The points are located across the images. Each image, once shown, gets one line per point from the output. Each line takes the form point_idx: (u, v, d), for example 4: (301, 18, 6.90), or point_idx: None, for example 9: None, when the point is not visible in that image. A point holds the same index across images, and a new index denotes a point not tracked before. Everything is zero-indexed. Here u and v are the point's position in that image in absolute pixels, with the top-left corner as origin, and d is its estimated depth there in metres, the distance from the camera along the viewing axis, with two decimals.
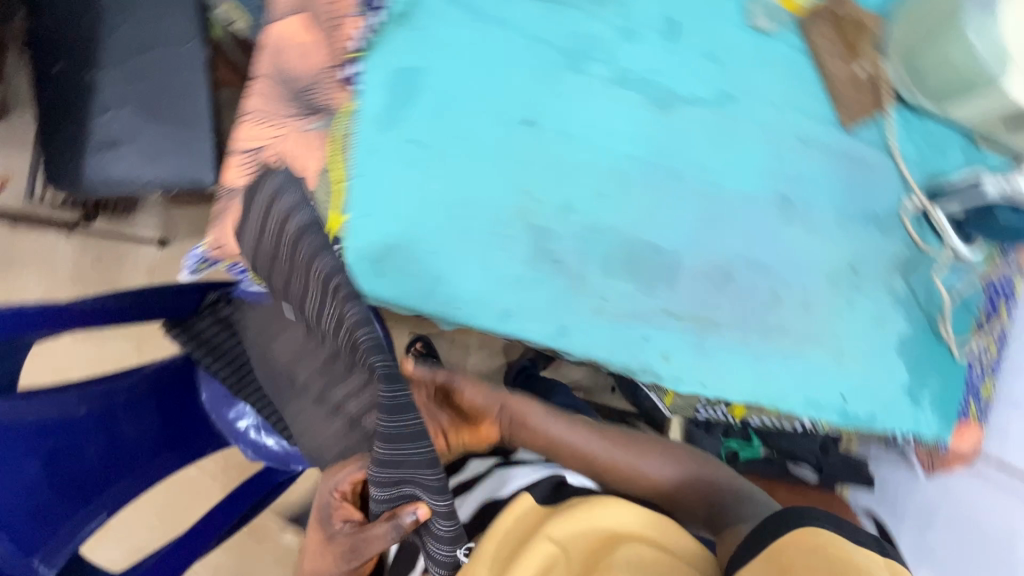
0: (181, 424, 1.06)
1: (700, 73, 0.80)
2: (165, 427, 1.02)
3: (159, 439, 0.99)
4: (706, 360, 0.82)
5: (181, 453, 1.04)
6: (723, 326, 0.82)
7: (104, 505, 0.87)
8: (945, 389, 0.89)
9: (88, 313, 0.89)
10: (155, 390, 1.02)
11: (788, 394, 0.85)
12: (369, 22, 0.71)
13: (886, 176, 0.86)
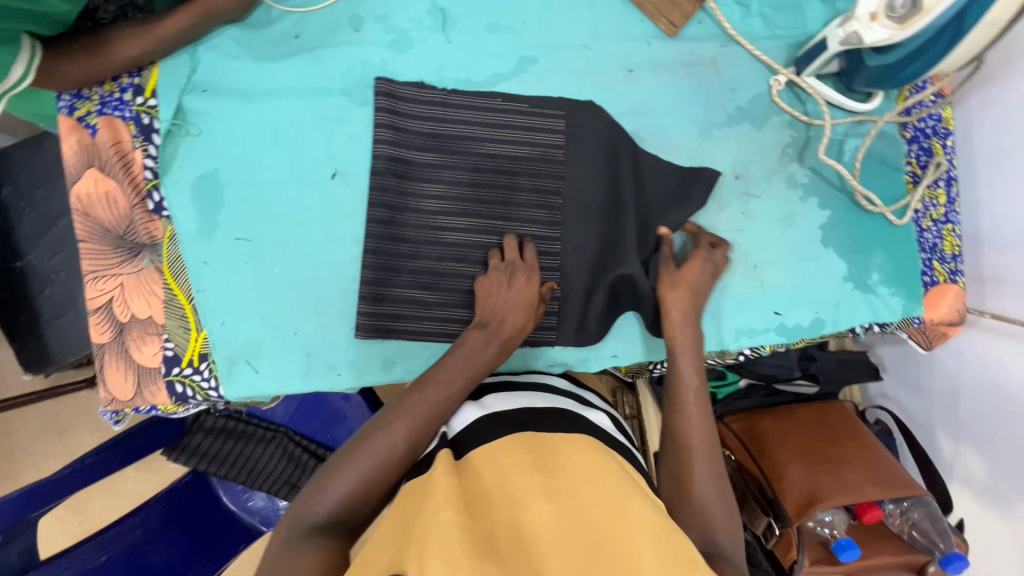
0: (213, 527, 1.05)
1: (490, 47, 0.75)
2: (199, 534, 1.02)
3: (196, 547, 1.01)
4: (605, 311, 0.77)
5: (222, 553, 1.04)
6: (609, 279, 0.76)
7: None
8: (886, 260, 0.79)
9: (84, 471, 0.92)
10: (183, 508, 1.04)
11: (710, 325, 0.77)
12: (152, 147, 0.72)
13: (739, 65, 0.77)
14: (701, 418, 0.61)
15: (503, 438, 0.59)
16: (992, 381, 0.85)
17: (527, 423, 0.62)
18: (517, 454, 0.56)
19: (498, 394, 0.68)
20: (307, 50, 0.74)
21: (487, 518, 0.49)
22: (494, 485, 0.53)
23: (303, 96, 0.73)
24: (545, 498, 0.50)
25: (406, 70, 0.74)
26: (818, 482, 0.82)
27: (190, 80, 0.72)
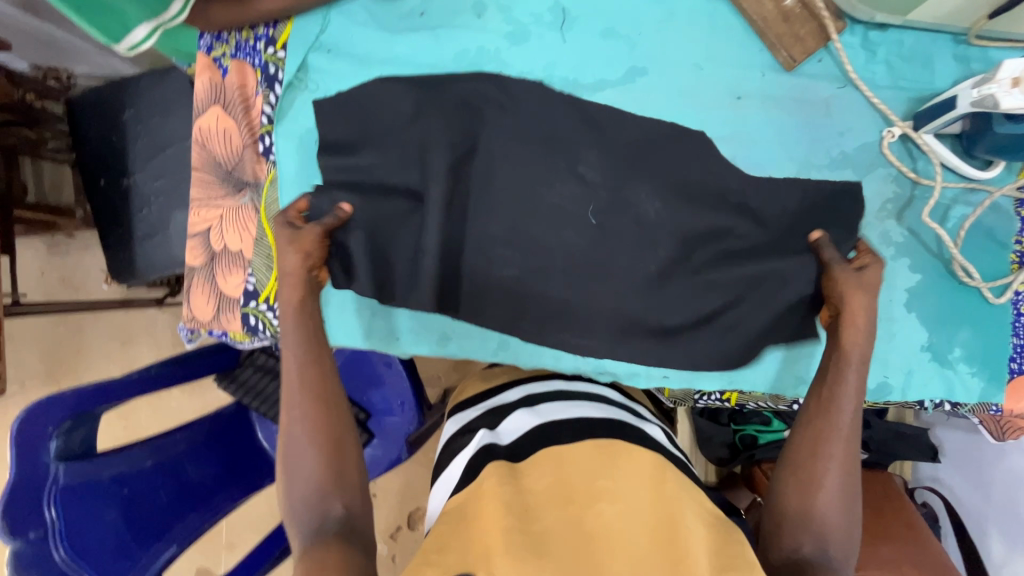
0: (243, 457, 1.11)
1: (604, 53, 0.76)
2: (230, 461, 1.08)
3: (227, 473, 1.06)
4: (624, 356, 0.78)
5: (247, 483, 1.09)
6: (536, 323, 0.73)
7: (184, 532, 0.96)
8: (973, 336, 0.75)
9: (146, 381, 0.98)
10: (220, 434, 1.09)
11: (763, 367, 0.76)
12: (273, 95, 0.78)
13: (853, 110, 0.75)
14: (846, 438, 0.57)
15: (563, 445, 0.60)
16: None
17: (588, 429, 0.62)
18: (582, 457, 0.58)
19: (555, 404, 0.68)
20: (430, 29, 0.77)
21: (548, 515, 0.53)
22: (556, 483, 0.56)
23: (417, 70, 0.77)
24: (604, 502, 0.54)
25: (517, 61, 0.77)
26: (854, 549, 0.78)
27: (319, 39, 0.77)
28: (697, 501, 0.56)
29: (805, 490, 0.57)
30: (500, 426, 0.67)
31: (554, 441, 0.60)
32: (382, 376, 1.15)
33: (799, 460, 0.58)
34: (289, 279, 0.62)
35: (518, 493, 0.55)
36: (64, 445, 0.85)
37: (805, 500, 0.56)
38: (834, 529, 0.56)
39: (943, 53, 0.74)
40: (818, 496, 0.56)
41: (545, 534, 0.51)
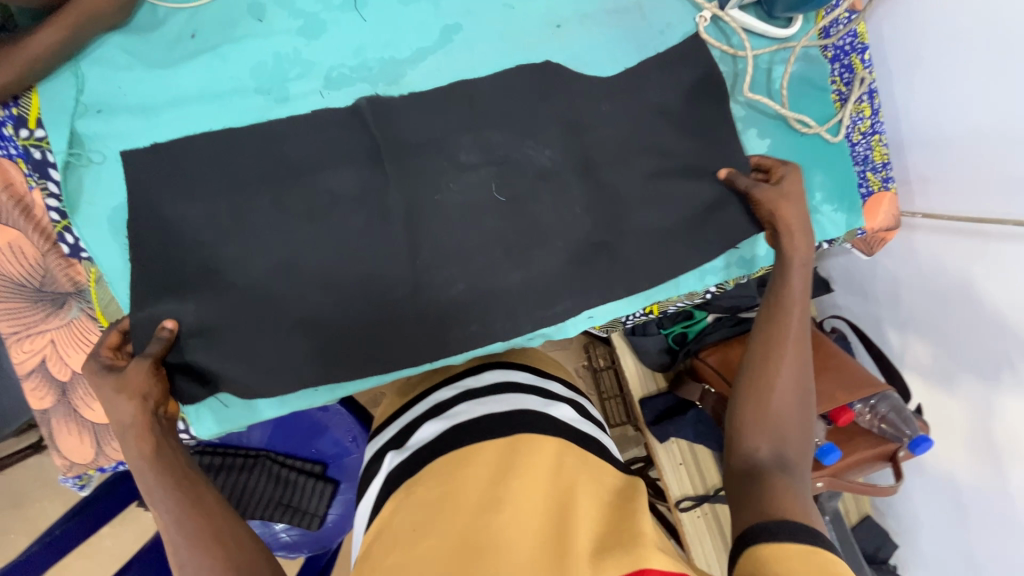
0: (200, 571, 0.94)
1: (411, 20, 0.71)
2: None
3: None
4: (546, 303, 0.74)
5: None
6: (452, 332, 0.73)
7: None
8: (826, 178, 0.83)
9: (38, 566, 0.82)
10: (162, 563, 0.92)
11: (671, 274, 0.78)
12: (53, 184, 0.64)
13: (665, 6, 0.76)
14: (796, 338, 0.68)
15: (467, 447, 0.60)
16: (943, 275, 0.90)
17: (493, 428, 0.62)
18: (483, 465, 0.58)
19: (460, 404, 0.67)
20: (208, 49, 0.67)
21: (432, 533, 0.52)
22: (443, 497, 0.56)
23: (215, 101, 0.67)
24: (496, 509, 0.53)
25: (324, 57, 0.69)
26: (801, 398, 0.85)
27: (79, 102, 0.64)
28: (596, 483, 0.60)
29: (763, 382, 0.66)
30: (410, 439, 0.66)
31: (457, 446, 0.61)
32: (319, 424, 1.06)
33: (760, 352, 0.68)
34: (131, 431, 0.57)
35: (406, 519, 0.55)
36: None
37: (762, 391, 0.66)
38: (785, 424, 0.65)
39: None
40: (775, 395, 0.65)
41: (429, 554, 0.50)
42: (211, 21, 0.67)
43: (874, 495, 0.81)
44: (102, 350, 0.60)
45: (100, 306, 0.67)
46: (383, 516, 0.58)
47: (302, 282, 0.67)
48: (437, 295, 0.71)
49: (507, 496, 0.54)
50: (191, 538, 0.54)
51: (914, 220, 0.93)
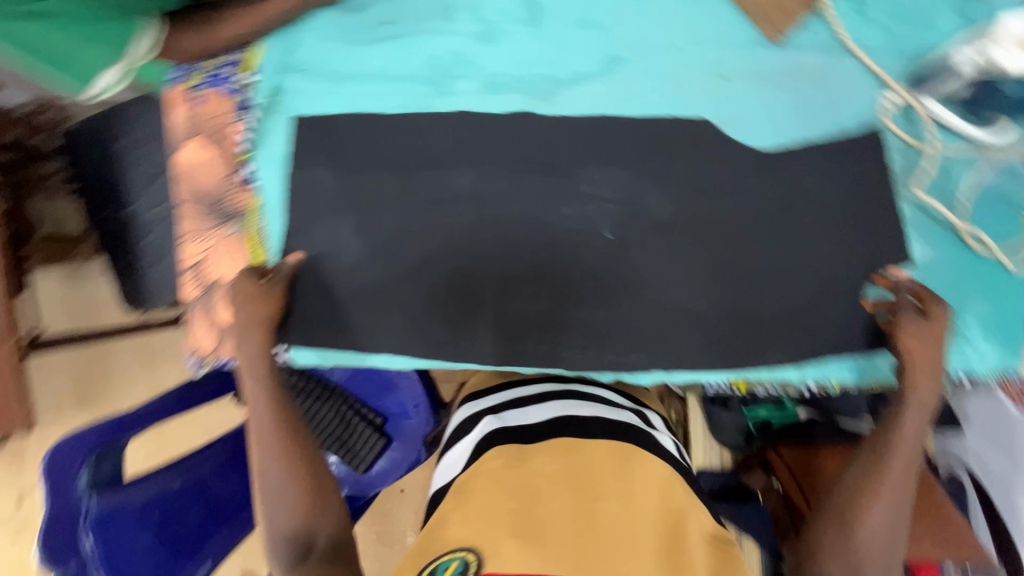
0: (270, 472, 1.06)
1: (579, 45, 0.73)
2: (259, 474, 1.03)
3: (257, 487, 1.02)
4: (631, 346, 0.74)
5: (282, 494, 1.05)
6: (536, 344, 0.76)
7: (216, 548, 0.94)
8: (993, 306, 0.71)
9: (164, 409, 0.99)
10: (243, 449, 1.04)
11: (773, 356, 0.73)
12: (249, 122, 0.77)
13: (847, 81, 0.71)
14: (910, 455, 0.63)
15: (578, 439, 0.68)
16: None
17: (599, 429, 0.69)
18: (596, 458, 0.66)
19: (565, 401, 0.75)
20: (397, 36, 0.75)
21: (554, 500, 0.60)
22: (565, 472, 0.64)
23: (391, 83, 0.75)
24: (605, 499, 0.61)
25: (492, 63, 0.74)
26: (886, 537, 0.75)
27: (290, 59, 0.76)
28: (700, 511, 0.63)
29: (849, 514, 0.62)
30: (509, 413, 0.74)
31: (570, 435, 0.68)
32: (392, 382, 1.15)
33: (853, 486, 0.63)
34: (257, 333, 0.71)
35: (527, 478, 0.63)
36: (93, 475, 0.85)
37: (852, 508, 0.62)
38: (866, 547, 0.61)
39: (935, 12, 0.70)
40: (867, 510, 0.61)
41: (545, 518, 0.58)
42: (408, 15, 0.75)
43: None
44: (252, 269, 0.74)
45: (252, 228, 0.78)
46: (488, 465, 0.65)
47: (416, 256, 0.76)
48: (526, 305, 0.75)
49: (627, 487, 0.62)
50: (267, 445, 0.68)
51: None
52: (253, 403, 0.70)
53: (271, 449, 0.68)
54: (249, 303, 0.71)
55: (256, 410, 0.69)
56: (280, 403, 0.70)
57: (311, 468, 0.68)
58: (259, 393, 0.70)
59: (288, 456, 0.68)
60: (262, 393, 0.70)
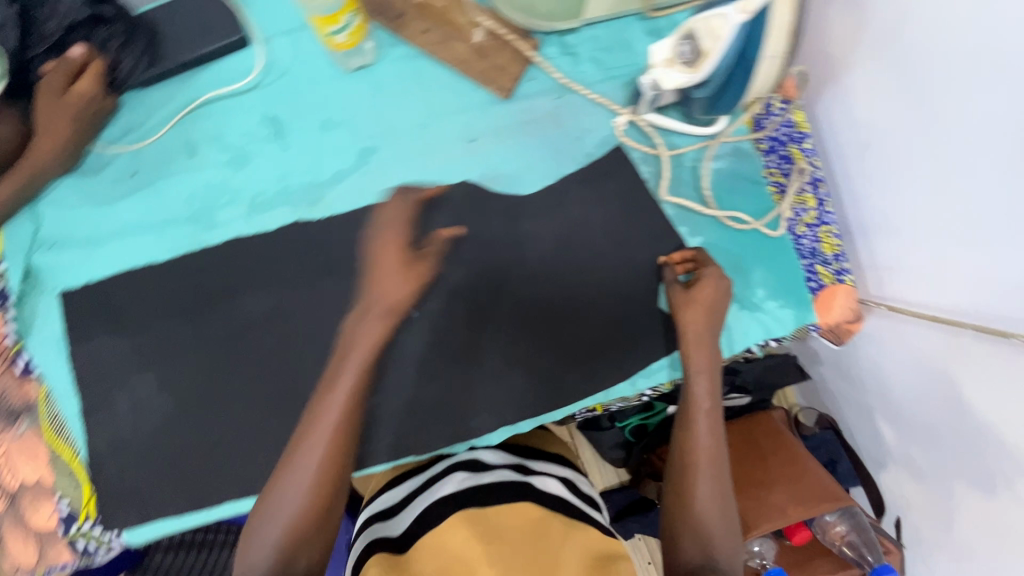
0: None
1: (328, 146, 0.75)
2: None
3: None
4: (469, 412, 0.76)
5: None
6: (380, 440, 0.74)
7: None
8: (767, 272, 0.79)
9: None
10: None
11: (596, 379, 0.77)
12: (10, 312, 0.71)
13: (580, 113, 0.77)
14: (710, 413, 0.67)
15: (451, 519, 0.66)
16: (918, 367, 0.84)
17: (480, 499, 0.68)
18: (467, 532, 0.64)
19: (434, 476, 0.74)
20: (146, 186, 0.73)
21: (504, 546, 0.62)
22: (478, 535, 0.63)
23: (151, 231, 0.73)
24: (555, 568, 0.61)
25: (249, 184, 0.74)
26: (755, 516, 0.76)
27: (36, 238, 0.72)
28: (585, 543, 0.66)
29: (685, 497, 0.65)
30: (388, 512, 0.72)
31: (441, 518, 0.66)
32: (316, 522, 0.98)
33: (678, 471, 0.67)
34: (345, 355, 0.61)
35: (458, 544, 0.63)
36: None
37: (684, 497, 0.65)
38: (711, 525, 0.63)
39: (628, 29, 0.77)
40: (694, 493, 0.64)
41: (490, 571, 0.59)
42: (145, 162, 0.73)
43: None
44: None
45: (47, 420, 0.72)
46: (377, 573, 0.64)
47: (230, 392, 0.73)
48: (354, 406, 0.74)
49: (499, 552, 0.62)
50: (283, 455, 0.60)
51: (874, 308, 0.87)
52: (285, 475, 0.59)
53: (274, 486, 0.59)
54: (362, 331, 0.60)
55: (291, 486, 0.58)
56: (300, 437, 0.60)
57: (315, 502, 0.58)
58: (349, 374, 0.60)
59: (293, 526, 0.57)
60: (310, 457, 0.59)
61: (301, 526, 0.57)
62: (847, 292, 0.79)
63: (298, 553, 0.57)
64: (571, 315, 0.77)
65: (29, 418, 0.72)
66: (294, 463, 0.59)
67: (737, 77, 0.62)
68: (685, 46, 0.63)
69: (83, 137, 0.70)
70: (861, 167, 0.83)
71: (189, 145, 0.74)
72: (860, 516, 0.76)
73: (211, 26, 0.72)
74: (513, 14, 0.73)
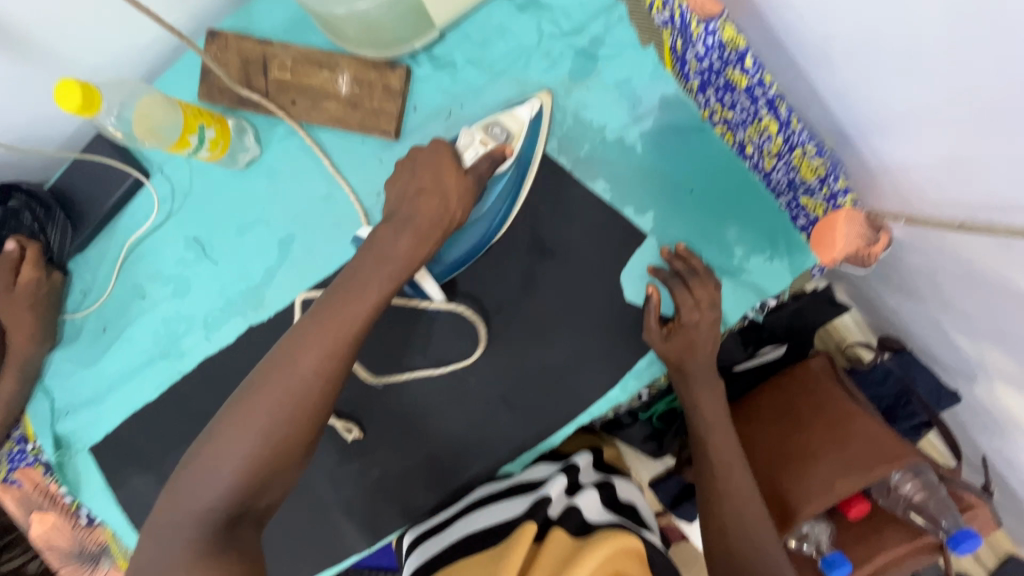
0: None
1: (251, 247, 0.75)
2: None
3: None
4: (467, 462, 0.75)
5: None
6: (392, 509, 0.76)
7: None
8: (739, 225, 0.68)
9: None
10: None
11: (585, 395, 0.72)
12: (58, 479, 0.81)
13: (477, 125, 0.70)
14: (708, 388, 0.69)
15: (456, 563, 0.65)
16: (975, 274, 0.68)
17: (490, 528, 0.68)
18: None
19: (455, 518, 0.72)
20: (118, 338, 0.78)
21: None
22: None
23: (134, 377, 0.78)
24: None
25: (197, 309, 0.76)
26: (802, 492, 0.69)
27: (54, 409, 0.80)
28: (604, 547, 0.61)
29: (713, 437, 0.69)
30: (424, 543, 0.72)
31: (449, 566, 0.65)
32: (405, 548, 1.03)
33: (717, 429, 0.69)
34: (343, 294, 0.54)
35: None
36: None
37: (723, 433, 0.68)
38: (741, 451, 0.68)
39: (496, 19, 0.68)
40: (716, 437, 0.68)
41: None
42: (104, 317, 0.78)
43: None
44: None
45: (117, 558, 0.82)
46: None
47: None
48: (359, 483, 0.76)
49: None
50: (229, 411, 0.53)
51: (898, 220, 0.74)
52: (280, 383, 0.52)
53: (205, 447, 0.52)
54: (384, 230, 0.56)
55: (285, 393, 0.52)
56: (233, 412, 0.52)
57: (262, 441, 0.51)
58: (381, 284, 0.55)
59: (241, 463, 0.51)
60: (312, 350, 0.53)
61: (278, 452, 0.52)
62: (854, 216, 0.64)
63: (226, 542, 0.51)
64: (537, 337, 0.72)
65: (107, 556, 0.83)
66: (291, 365, 0.53)
67: (521, 173, 0.67)
68: (496, 130, 0.63)
69: (49, 314, 0.76)
70: (830, 59, 0.67)
71: (134, 289, 0.77)
72: (926, 474, 0.65)
73: (106, 177, 0.74)
74: (367, 51, 0.67)
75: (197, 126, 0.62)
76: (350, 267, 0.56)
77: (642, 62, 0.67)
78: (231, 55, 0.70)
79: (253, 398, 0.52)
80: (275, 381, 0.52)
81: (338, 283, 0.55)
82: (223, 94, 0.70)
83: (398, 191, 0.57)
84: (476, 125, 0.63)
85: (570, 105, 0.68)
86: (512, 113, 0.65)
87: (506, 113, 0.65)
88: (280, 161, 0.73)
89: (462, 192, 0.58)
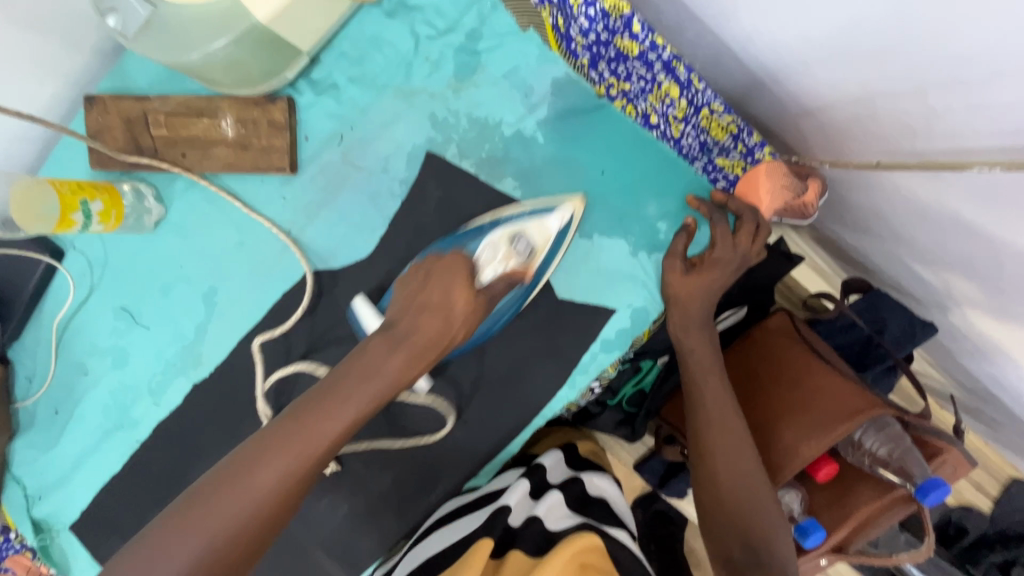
0: None
1: (179, 306, 0.73)
2: None
3: None
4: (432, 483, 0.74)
5: None
6: (367, 542, 0.75)
7: None
8: (657, 200, 0.65)
9: None
10: None
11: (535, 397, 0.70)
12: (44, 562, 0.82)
13: (371, 145, 0.67)
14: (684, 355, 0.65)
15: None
16: (917, 205, 0.63)
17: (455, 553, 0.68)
18: None
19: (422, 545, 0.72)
20: (71, 418, 0.78)
21: None
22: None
23: (92, 453, 0.78)
24: None
25: (139, 377, 0.76)
26: (778, 455, 0.66)
27: (27, 496, 0.80)
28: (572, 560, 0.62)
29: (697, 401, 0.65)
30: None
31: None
32: None
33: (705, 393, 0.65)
34: (336, 389, 0.53)
35: None
36: None
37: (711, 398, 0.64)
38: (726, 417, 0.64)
39: (367, 32, 0.65)
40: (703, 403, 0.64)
41: None
42: (54, 399, 0.78)
43: (898, 562, 0.61)
44: None
45: None
46: None
47: None
48: (330, 523, 0.75)
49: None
50: (184, 517, 0.48)
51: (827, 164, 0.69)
52: (241, 491, 0.49)
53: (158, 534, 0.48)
54: (380, 340, 0.56)
55: (248, 495, 0.49)
56: (196, 501, 0.49)
57: (218, 547, 0.48)
58: (364, 397, 0.53)
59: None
60: (281, 458, 0.50)
61: (226, 568, 0.48)
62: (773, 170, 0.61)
63: None
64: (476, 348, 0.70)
65: None
66: (255, 470, 0.50)
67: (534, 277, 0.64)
68: (521, 245, 0.60)
69: None
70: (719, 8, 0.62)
71: (76, 368, 0.77)
72: (891, 424, 0.63)
73: (22, 262, 0.74)
74: (242, 90, 0.65)
75: (79, 202, 0.62)
76: (345, 363, 0.55)
77: (522, 49, 0.63)
78: (112, 118, 0.67)
79: (221, 488, 0.49)
80: (243, 479, 0.50)
81: (319, 389, 0.54)
82: (113, 160, 0.69)
83: (404, 302, 0.58)
84: (500, 233, 0.60)
85: (459, 108, 0.65)
86: (542, 222, 0.61)
87: (535, 224, 0.61)
88: (189, 216, 0.71)
89: (469, 318, 0.57)
